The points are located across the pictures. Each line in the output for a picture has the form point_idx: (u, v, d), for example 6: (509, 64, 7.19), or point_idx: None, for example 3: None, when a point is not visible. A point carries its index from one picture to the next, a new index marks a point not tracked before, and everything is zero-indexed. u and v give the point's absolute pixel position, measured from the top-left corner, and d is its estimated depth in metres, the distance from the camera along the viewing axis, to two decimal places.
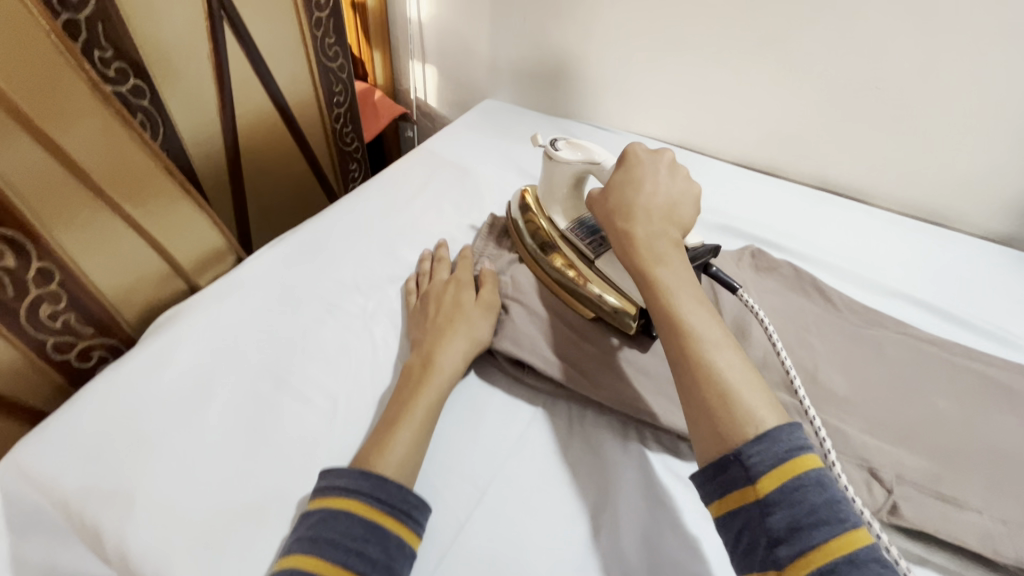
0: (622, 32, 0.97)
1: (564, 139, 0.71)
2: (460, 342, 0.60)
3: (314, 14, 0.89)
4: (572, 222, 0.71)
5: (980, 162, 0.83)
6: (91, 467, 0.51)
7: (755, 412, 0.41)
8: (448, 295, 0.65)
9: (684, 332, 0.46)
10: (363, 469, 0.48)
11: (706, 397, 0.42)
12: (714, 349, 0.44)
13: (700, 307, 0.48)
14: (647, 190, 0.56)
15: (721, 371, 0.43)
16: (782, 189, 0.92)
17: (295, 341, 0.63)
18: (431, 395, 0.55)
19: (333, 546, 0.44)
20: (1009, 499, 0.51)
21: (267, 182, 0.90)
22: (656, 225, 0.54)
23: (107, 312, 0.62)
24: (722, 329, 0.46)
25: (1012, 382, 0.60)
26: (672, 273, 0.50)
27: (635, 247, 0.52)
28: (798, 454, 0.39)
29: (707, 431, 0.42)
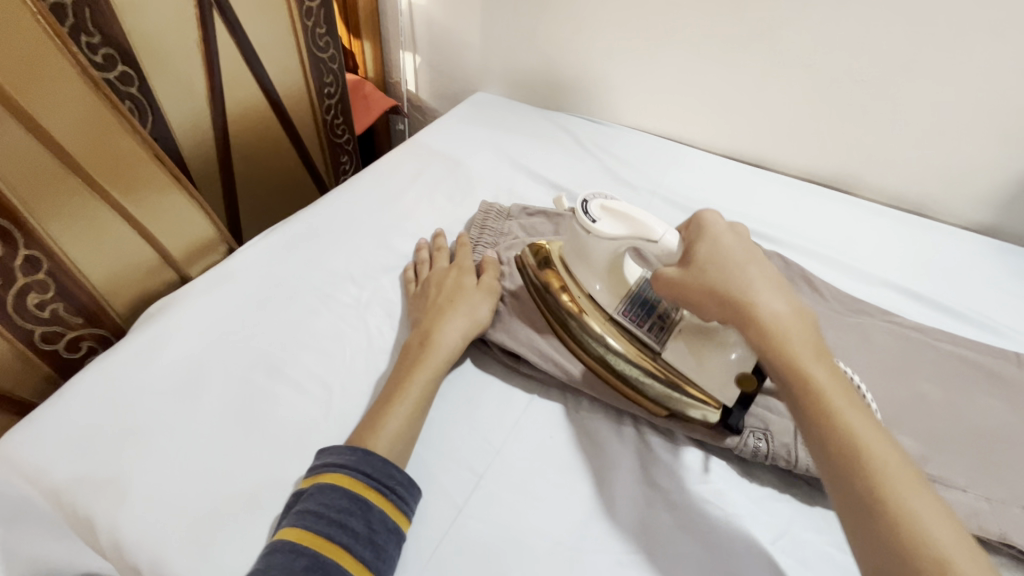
0: (614, 26, 0.98)
1: (598, 203, 0.59)
2: (458, 322, 0.60)
3: (305, 4, 0.88)
4: (619, 303, 0.60)
5: (963, 154, 0.85)
6: (82, 457, 0.50)
7: (977, 570, 0.34)
8: (448, 279, 0.65)
9: (863, 462, 0.38)
10: (351, 445, 0.49)
11: (904, 546, 0.35)
12: (881, 462, 0.38)
13: (859, 421, 0.41)
14: (755, 268, 0.50)
15: (917, 514, 0.36)
16: (770, 181, 0.94)
17: (289, 331, 0.62)
18: (428, 371, 0.56)
19: (317, 518, 0.44)
20: (992, 478, 0.52)
21: (258, 173, 0.89)
22: (786, 312, 0.47)
23: (96, 301, 0.61)
24: (896, 451, 0.39)
25: (994, 366, 0.62)
26: (815, 364, 0.43)
27: (778, 348, 0.45)
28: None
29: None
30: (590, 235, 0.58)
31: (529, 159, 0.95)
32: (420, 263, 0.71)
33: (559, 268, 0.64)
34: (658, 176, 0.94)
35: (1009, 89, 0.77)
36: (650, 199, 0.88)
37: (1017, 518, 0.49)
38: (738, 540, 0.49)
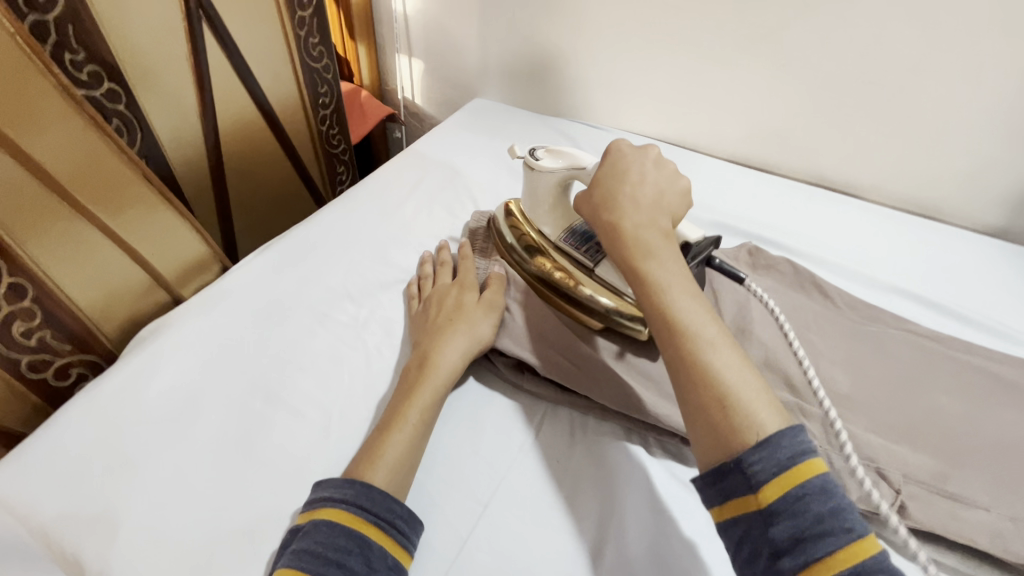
0: (612, 29, 0.96)
1: (543, 147, 0.67)
2: (459, 342, 0.58)
3: (297, 13, 0.86)
4: (561, 233, 0.67)
5: (973, 156, 0.82)
6: (71, 493, 0.48)
7: (757, 417, 0.39)
8: (448, 297, 0.63)
9: (677, 331, 0.44)
10: (348, 478, 0.47)
11: (712, 409, 0.40)
12: (709, 344, 0.43)
13: (694, 308, 0.45)
14: (635, 185, 0.54)
15: (719, 373, 0.41)
16: (776, 185, 0.92)
17: (284, 353, 0.60)
18: (428, 395, 0.54)
19: (315, 558, 0.42)
20: (1017, 496, 0.50)
21: (252, 187, 0.87)
22: (644, 219, 0.52)
23: (86, 326, 0.59)
24: (717, 326, 0.45)
25: (1014, 377, 0.60)
26: (663, 270, 0.48)
27: (629, 247, 0.50)
28: (800, 460, 0.38)
29: (705, 435, 0.41)
30: (535, 170, 0.66)
31: None
32: (422, 279, 0.69)
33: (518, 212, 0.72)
34: None
35: (1022, 89, 0.75)
36: None
37: None
38: None
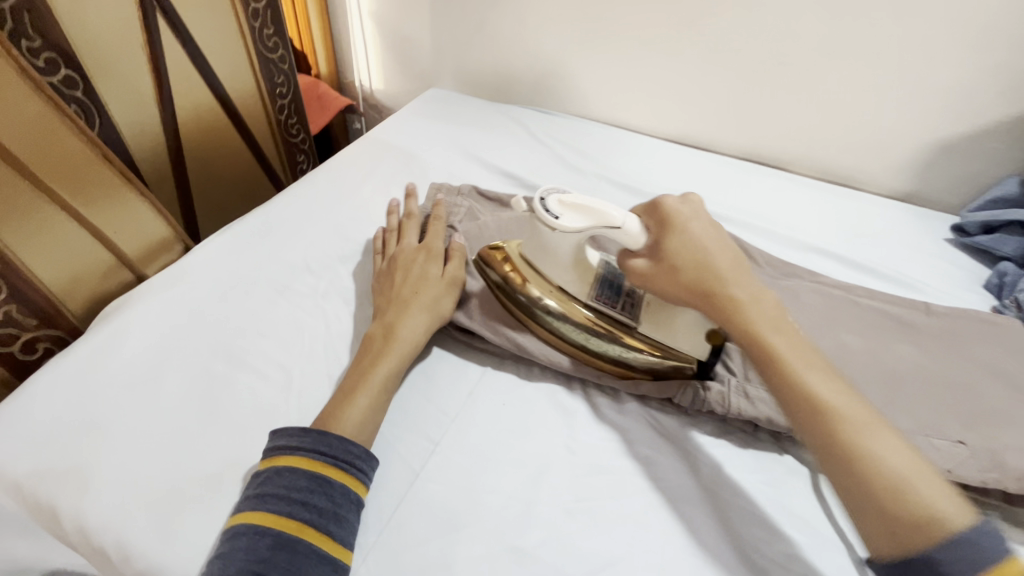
0: (556, 19, 1.02)
1: (556, 195, 0.58)
2: (420, 313, 0.62)
3: (250, 5, 0.89)
4: (590, 291, 0.60)
5: (880, 128, 0.91)
6: (43, 451, 0.51)
7: (938, 509, 0.38)
8: (413, 266, 0.67)
9: (829, 418, 0.43)
10: (303, 428, 0.50)
11: (903, 518, 0.38)
12: (868, 436, 0.41)
13: (835, 392, 0.44)
14: (718, 251, 0.53)
15: (886, 463, 0.40)
16: (710, 161, 0.99)
17: (247, 321, 0.64)
18: (391, 364, 0.57)
19: (277, 500, 0.46)
20: (901, 412, 0.58)
21: (212, 175, 0.90)
22: (751, 292, 0.51)
23: (51, 302, 0.62)
24: (861, 405, 0.44)
25: (906, 316, 0.68)
26: (794, 350, 0.47)
27: (744, 323, 0.49)
28: (998, 558, 0.35)
29: (883, 534, 0.39)
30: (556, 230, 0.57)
31: (481, 149, 0.98)
32: (387, 239, 0.73)
33: (518, 264, 0.63)
34: (605, 160, 0.98)
35: (915, 67, 0.84)
36: (598, 181, 0.92)
37: (920, 444, 0.55)
38: (678, 484, 0.53)
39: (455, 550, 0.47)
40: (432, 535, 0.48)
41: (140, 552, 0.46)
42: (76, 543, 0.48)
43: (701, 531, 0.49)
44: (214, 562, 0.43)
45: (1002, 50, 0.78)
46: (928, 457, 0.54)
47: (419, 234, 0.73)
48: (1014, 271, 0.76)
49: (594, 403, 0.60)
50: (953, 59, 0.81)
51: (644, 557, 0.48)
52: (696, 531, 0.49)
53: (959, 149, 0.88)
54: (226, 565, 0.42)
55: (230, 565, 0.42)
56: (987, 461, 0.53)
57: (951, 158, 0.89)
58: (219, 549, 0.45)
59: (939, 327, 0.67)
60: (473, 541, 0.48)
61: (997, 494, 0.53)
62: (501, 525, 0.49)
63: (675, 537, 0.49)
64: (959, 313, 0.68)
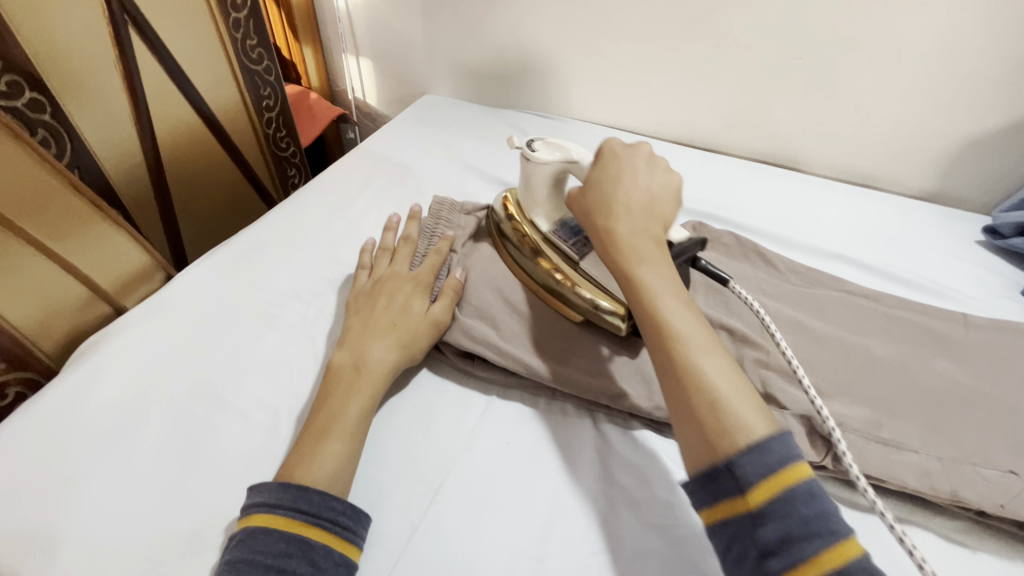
0: (553, 18, 0.97)
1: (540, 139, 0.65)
2: (392, 340, 0.57)
3: (231, 15, 0.84)
4: (553, 225, 0.65)
5: (903, 124, 0.86)
6: (8, 512, 0.47)
7: (744, 424, 0.39)
8: (398, 293, 0.61)
9: (670, 337, 0.44)
10: (281, 481, 0.45)
11: (709, 429, 0.40)
12: (699, 355, 0.42)
13: (682, 313, 0.45)
14: (624, 186, 0.53)
15: (709, 379, 0.41)
16: (721, 164, 0.94)
17: (230, 356, 0.60)
18: (361, 402, 0.52)
19: (252, 567, 0.41)
20: (942, 437, 0.53)
21: (198, 194, 0.86)
22: (638, 221, 0.51)
23: (20, 344, 0.57)
24: (710, 334, 0.44)
25: (944, 329, 0.63)
26: (654, 272, 0.48)
27: (620, 249, 0.49)
28: (790, 464, 0.37)
29: (697, 443, 0.40)
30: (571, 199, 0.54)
31: (478, 158, 0.94)
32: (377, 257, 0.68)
33: (514, 203, 0.69)
34: None
35: (939, 58, 0.78)
36: None
37: (968, 476, 0.50)
38: (703, 530, 0.48)
39: None
40: None
41: None
42: None
43: None
44: None
45: None
46: (978, 491, 0.49)
47: (412, 260, 0.67)
48: None
49: (606, 435, 0.55)
50: (983, 48, 0.75)
51: None
52: None
53: (989, 145, 0.83)
54: None
55: None
56: None
57: (981, 154, 0.84)
58: None
59: (980, 342, 0.61)
60: None
61: None
62: None
63: None
64: (1002, 325, 0.63)
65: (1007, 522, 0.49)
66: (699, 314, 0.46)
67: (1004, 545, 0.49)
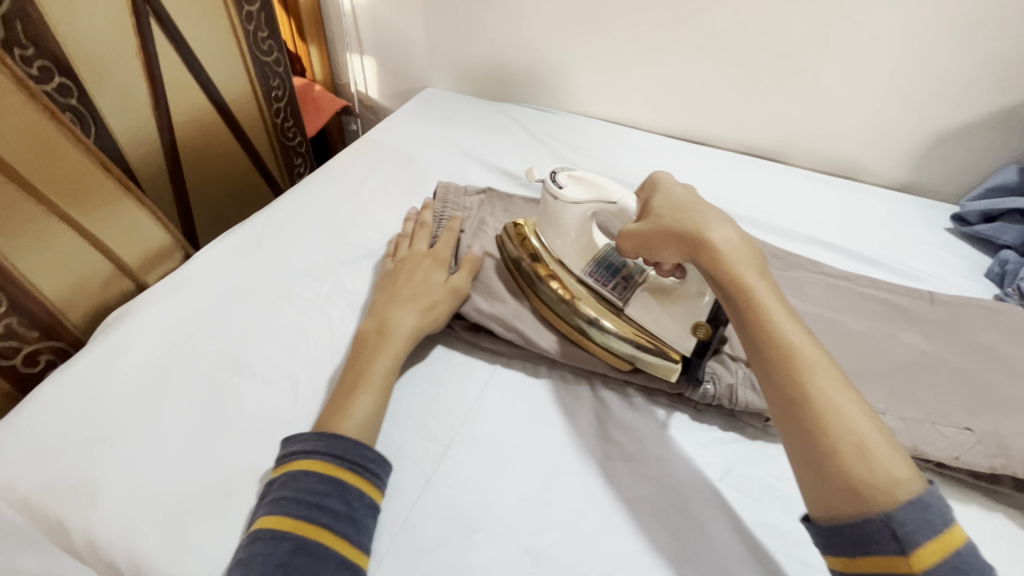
0: (551, 15, 1.01)
1: (565, 173, 0.66)
2: (413, 307, 0.61)
3: (244, 8, 0.88)
4: (586, 265, 0.64)
5: (878, 119, 0.91)
6: (50, 466, 0.51)
7: (896, 477, 0.39)
8: (418, 269, 0.66)
9: (808, 379, 0.42)
10: (318, 432, 0.50)
11: (860, 483, 0.39)
12: (841, 399, 0.41)
13: (815, 352, 0.44)
14: (713, 219, 0.53)
15: (856, 424, 0.40)
16: (709, 156, 0.99)
17: (251, 327, 0.63)
18: (386, 362, 0.56)
19: (294, 503, 0.45)
20: (905, 399, 0.58)
21: (210, 180, 0.90)
22: (743, 253, 0.50)
23: (52, 314, 0.61)
24: (840, 372, 0.43)
25: (911, 305, 0.69)
26: (779, 308, 0.46)
27: (740, 284, 0.48)
28: (948, 526, 0.38)
29: (844, 494, 0.39)
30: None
31: (479, 149, 0.98)
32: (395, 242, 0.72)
33: (537, 241, 0.68)
34: (604, 157, 0.98)
35: (911, 57, 0.84)
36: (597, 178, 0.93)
37: (928, 432, 0.55)
38: (690, 480, 0.53)
39: (469, 554, 0.47)
40: (445, 539, 0.48)
41: (152, 564, 0.46)
42: (86, 557, 0.47)
43: (714, 528, 0.49)
44: (234, 567, 0.42)
45: (1001, 40, 0.78)
46: (937, 445, 0.54)
47: (429, 241, 0.72)
48: (1015, 259, 0.76)
49: (601, 399, 0.60)
50: (951, 48, 0.81)
51: (659, 555, 0.48)
52: (710, 529, 0.49)
53: (956, 140, 0.89)
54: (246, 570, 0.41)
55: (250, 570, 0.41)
56: (995, 447, 0.53)
57: (949, 148, 0.90)
58: (238, 552, 0.44)
59: (943, 316, 0.67)
60: (486, 545, 0.48)
61: (1006, 482, 0.53)
62: (516, 527, 0.49)
63: (690, 535, 0.49)
64: (963, 301, 0.68)
65: (963, 473, 0.54)
66: (823, 349, 0.45)
67: (960, 494, 0.54)
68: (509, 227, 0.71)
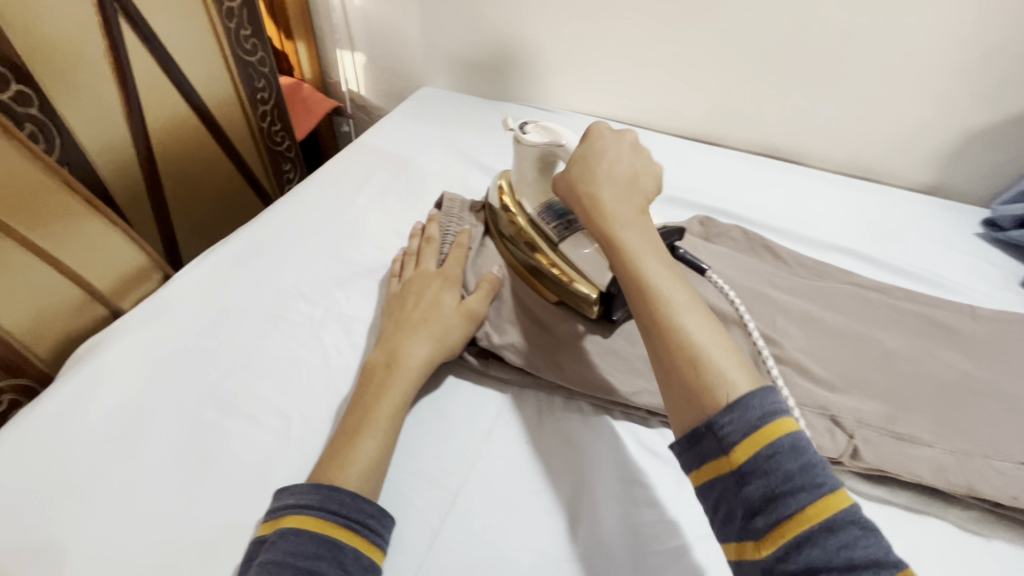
0: (555, 9, 0.95)
1: (531, 122, 0.65)
2: (425, 336, 0.56)
3: (225, 4, 0.81)
4: (540, 207, 0.65)
5: (904, 117, 0.86)
6: (11, 527, 0.45)
7: (728, 380, 0.39)
8: (427, 290, 0.60)
9: (653, 296, 0.44)
10: (313, 482, 0.45)
11: (695, 389, 0.39)
12: (679, 312, 0.42)
13: (664, 272, 0.45)
14: (607, 161, 0.54)
15: (689, 335, 0.41)
16: (724, 157, 0.94)
17: (237, 358, 0.58)
18: (393, 400, 0.51)
19: (283, 568, 0.40)
20: (954, 430, 0.54)
21: (192, 190, 0.84)
22: (619, 189, 0.52)
23: (14, 349, 0.55)
24: (691, 294, 0.44)
25: (951, 322, 0.64)
26: (635, 236, 0.48)
27: (603, 222, 0.49)
28: (773, 418, 0.37)
29: (682, 402, 0.40)
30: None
31: (481, 152, 0.92)
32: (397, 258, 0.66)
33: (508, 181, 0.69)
34: None
35: (941, 50, 0.79)
36: None
37: (982, 468, 0.50)
38: None
39: None
40: None
41: None
42: None
43: None
44: None
45: None
46: (993, 482, 0.49)
47: (438, 257, 0.66)
48: None
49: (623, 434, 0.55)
50: (984, 41, 0.76)
51: None
52: None
53: (988, 138, 0.83)
54: None
55: None
56: None
57: (981, 146, 0.84)
58: None
59: (987, 334, 0.62)
60: None
61: None
62: None
63: None
64: (1006, 316, 0.64)
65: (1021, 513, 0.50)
66: (681, 275, 0.46)
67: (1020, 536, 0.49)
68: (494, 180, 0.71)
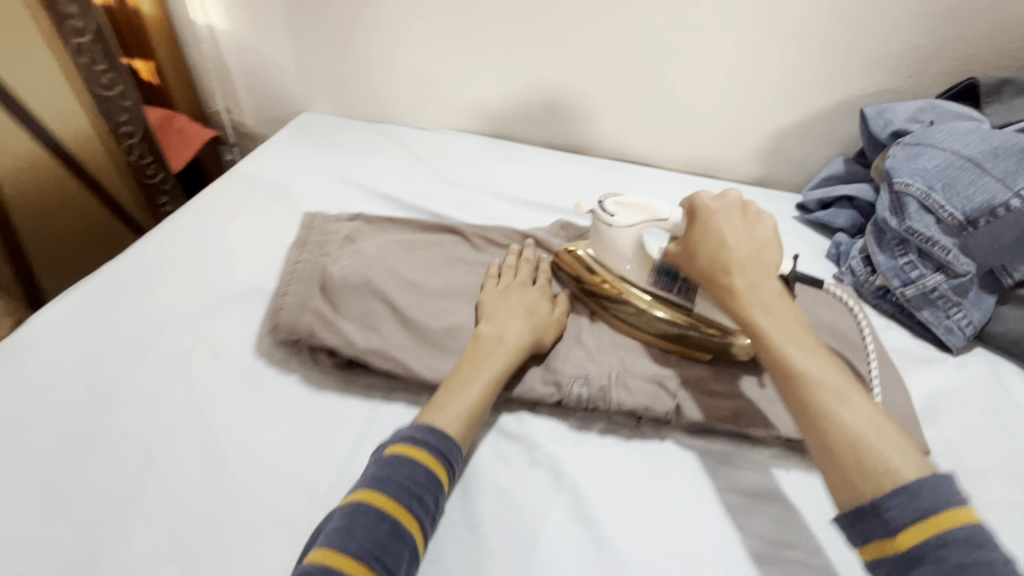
0: (425, 34, 0.97)
1: (610, 197, 0.68)
2: (528, 323, 0.63)
3: (73, 40, 0.79)
4: (650, 276, 0.67)
5: (733, 125, 0.98)
6: None
7: (900, 464, 0.43)
8: (525, 296, 0.67)
9: (799, 381, 0.48)
10: (430, 426, 0.53)
11: (855, 473, 0.44)
12: (841, 403, 0.47)
13: (806, 357, 0.50)
14: (733, 243, 0.57)
15: (849, 421, 0.46)
16: (590, 164, 1.02)
17: (98, 396, 0.58)
18: (475, 393, 0.57)
19: (397, 488, 0.48)
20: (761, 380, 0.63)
21: (50, 229, 0.86)
22: (753, 273, 0.55)
23: None
24: (842, 377, 0.48)
25: None
26: (777, 325, 0.52)
27: (743, 316, 0.54)
28: (954, 506, 0.40)
29: (839, 479, 0.45)
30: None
31: (361, 173, 0.95)
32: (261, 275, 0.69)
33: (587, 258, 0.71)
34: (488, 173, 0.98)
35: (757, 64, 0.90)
36: (480, 196, 0.93)
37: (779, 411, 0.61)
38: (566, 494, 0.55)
39: None
40: None
41: None
42: None
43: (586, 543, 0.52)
44: (331, 533, 0.46)
45: None
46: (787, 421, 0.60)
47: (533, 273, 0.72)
48: (847, 241, 0.86)
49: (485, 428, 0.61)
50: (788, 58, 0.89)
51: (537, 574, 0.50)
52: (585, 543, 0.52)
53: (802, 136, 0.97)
54: (346, 542, 0.45)
55: (350, 542, 0.45)
56: None
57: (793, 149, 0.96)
58: (331, 521, 0.48)
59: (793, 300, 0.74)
60: None
61: None
62: None
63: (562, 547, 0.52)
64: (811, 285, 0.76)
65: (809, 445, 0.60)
66: (829, 360, 0.50)
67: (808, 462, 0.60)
68: (561, 251, 0.73)
